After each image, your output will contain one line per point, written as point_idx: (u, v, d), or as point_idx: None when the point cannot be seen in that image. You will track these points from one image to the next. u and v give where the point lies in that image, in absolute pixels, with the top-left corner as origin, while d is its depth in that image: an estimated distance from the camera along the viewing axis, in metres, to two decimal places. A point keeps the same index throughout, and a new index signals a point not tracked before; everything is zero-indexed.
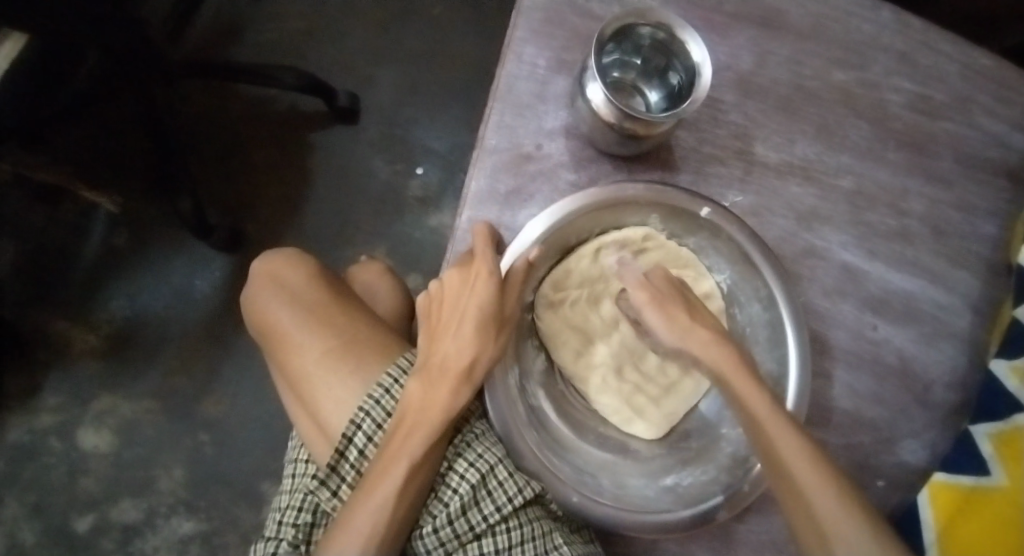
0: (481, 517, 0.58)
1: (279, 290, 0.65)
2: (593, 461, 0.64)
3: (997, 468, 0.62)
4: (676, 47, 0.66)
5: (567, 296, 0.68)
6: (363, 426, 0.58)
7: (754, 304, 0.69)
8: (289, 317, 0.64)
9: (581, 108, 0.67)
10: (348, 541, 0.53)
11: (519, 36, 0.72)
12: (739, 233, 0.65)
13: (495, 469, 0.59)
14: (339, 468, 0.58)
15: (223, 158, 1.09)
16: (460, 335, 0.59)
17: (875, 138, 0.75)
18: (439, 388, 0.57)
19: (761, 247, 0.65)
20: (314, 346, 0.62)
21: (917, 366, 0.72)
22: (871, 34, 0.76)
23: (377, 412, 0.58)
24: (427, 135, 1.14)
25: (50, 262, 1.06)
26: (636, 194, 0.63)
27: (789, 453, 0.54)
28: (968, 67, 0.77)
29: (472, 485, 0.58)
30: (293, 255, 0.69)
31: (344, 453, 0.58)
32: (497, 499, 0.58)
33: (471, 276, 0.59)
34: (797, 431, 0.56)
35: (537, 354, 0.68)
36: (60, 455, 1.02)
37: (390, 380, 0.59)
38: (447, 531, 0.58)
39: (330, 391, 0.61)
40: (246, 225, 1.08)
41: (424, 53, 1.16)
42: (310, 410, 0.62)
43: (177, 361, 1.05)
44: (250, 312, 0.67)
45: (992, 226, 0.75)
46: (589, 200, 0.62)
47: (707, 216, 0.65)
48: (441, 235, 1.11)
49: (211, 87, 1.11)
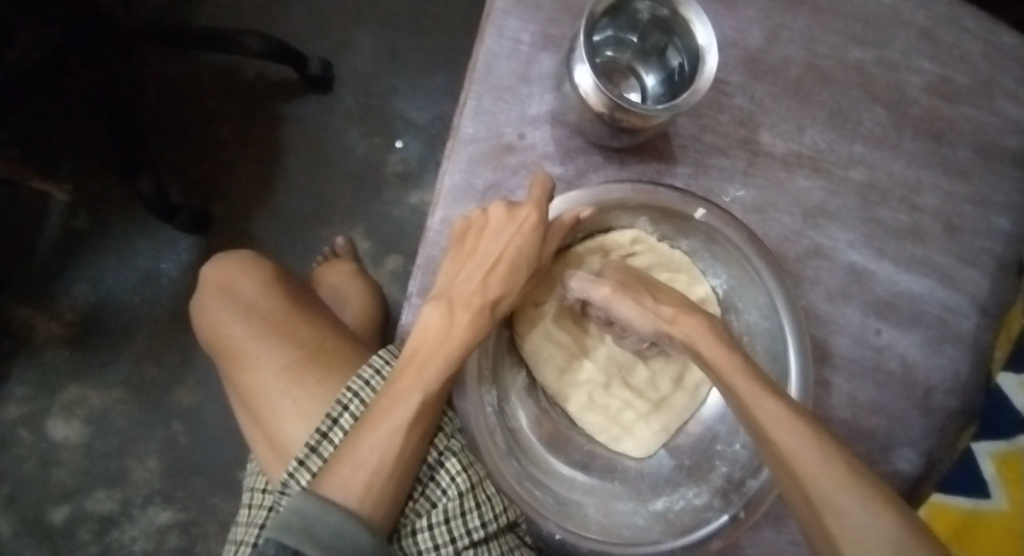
0: (465, 531, 0.52)
1: (231, 299, 0.60)
2: (574, 486, 0.60)
3: (998, 491, 0.57)
4: (678, 25, 0.59)
5: (547, 310, 0.64)
6: (351, 406, 0.52)
7: (754, 312, 0.64)
8: (241, 329, 0.58)
9: (569, 93, 0.61)
10: (353, 479, 0.48)
11: (500, 8, 0.65)
12: (738, 235, 0.60)
13: (482, 482, 0.54)
14: (319, 448, 0.51)
15: (187, 131, 1.02)
16: (485, 270, 0.56)
17: (890, 125, 0.68)
18: (458, 317, 0.54)
19: (763, 252, 0.60)
20: (272, 357, 0.56)
21: (919, 372, 0.68)
22: (892, 7, 0.69)
23: (366, 392, 0.53)
24: (407, 104, 1.06)
25: (7, 247, 0.99)
26: (623, 196, 0.58)
27: (801, 458, 0.46)
28: (992, 47, 0.70)
29: (461, 491, 0.52)
30: (248, 259, 0.63)
31: (327, 433, 0.52)
32: (484, 514, 0.53)
33: (518, 216, 0.56)
34: (810, 433, 0.47)
35: (517, 372, 0.64)
36: (30, 446, 0.99)
37: (382, 360, 0.55)
38: (426, 538, 0.51)
39: (292, 406, 0.54)
40: (214, 204, 1.01)
41: (403, 14, 1.07)
42: (265, 426, 0.55)
43: (148, 348, 1.01)
44: (200, 323, 0.61)
45: (1006, 221, 0.70)
46: (573, 202, 0.58)
47: (703, 218, 0.59)
48: (422, 213, 1.05)
49: (170, 51, 1.02)
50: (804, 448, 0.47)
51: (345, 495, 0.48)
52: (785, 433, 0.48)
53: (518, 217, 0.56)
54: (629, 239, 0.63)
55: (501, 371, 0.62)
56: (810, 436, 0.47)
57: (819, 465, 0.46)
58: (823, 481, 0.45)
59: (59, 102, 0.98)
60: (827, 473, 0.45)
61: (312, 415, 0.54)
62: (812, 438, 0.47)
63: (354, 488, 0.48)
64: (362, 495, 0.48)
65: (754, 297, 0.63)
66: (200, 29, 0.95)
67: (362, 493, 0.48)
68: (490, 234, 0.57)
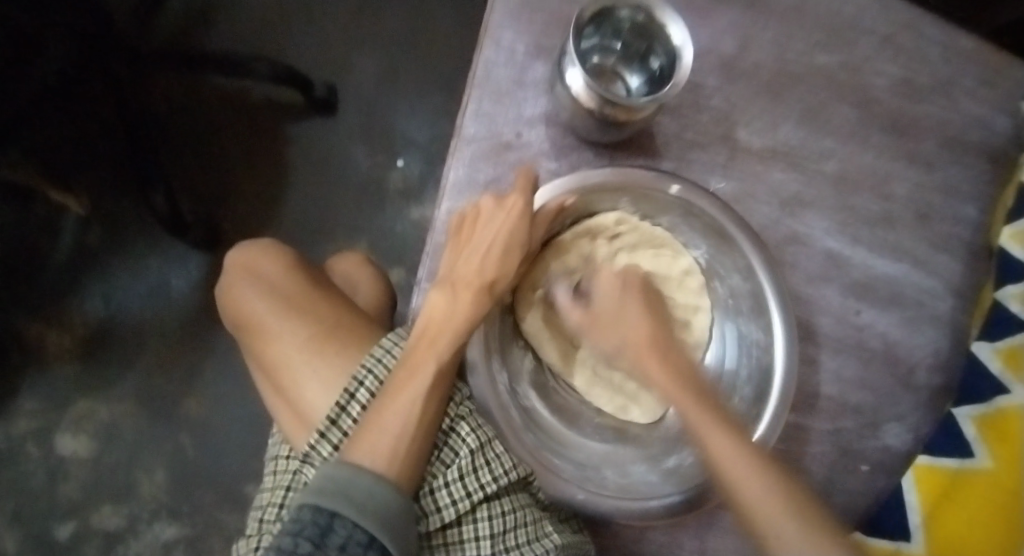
0: (479, 485, 0.55)
1: (256, 280, 0.64)
2: (589, 453, 0.64)
3: (983, 450, 0.62)
4: (656, 29, 0.65)
5: (543, 294, 0.67)
6: (366, 382, 0.56)
7: (734, 276, 0.68)
8: (266, 307, 0.62)
9: (561, 94, 0.66)
10: (377, 445, 0.51)
11: (496, 20, 0.71)
12: (710, 206, 0.64)
13: (491, 441, 0.57)
14: (340, 422, 0.55)
15: (199, 152, 1.08)
16: (488, 251, 0.60)
17: (858, 122, 0.74)
18: (462, 298, 0.59)
19: (736, 221, 0.64)
20: (295, 332, 0.60)
21: (900, 350, 0.72)
22: (852, 17, 0.75)
23: (380, 368, 0.57)
24: (408, 126, 1.12)
25: (21, 263, 1.03)
26: (603, 180, 0.62)
27: (725, 458, 0.52)
28: (950, 50, 0.76)
29: (473, 449, 0.56)
30: (270, 245, 0.67)
31: (345, 408, 0.55)
32: (495, 469, 0.56)
33: (507, 206, 0.60)
34: (731, 435, 0.53)
35: (524, 355, 0.67)
36: (39, 461, 1.00)
37: (391, 341, 0.59)
38: (445, 494, 0.55)
39: (314, 377, 0.59)
40: (223, 221, 1.06)
41: (403, 44, 1.15)
42: (290, 397, 0.60)
43: (157, 362, 1.03)
44: (224, 305, 0.65)
45: (972, 209, 0.75)
46: (561, 189, 0.63)
47: (677, 194, 0.63)
48: (423, 228, 1.11)
49: (183, 79, 1.09)
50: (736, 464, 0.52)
51: (372, 461, 0.51)
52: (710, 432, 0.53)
53: (507, 205, 0.60)
54: (612, 220, 0.68)
55: (512, 364, 0.65)
56: (742, 449, 0.52)
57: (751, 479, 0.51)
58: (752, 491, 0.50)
59: (76, 122, 1.04)
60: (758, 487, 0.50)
61: (332, 386, 0.58)
62: (743, 449, 0.52)
63: (380, 454, 0.51)
64: (389, 460, 0.51)
65: (736, 270, 0.68)
66: (213, 56, 1.02)
67: (388, 458, 0.51)
68: (483, 225, 0.60)
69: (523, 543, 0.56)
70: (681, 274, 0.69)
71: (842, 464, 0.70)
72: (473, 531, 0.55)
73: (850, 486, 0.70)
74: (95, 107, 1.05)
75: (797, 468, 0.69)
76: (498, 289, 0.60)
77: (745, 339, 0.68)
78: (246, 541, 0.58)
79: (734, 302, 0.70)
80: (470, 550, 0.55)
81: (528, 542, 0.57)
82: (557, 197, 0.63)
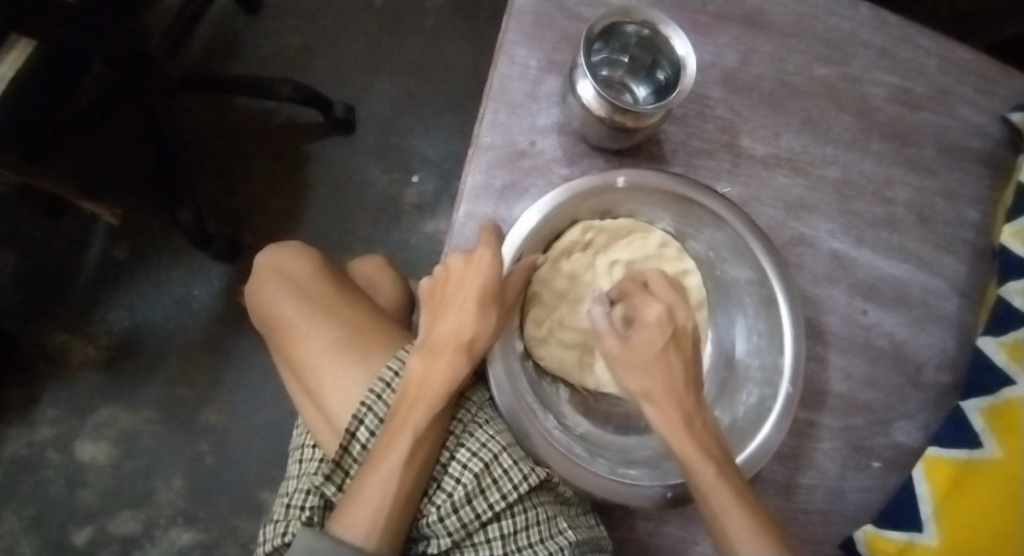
0: (487, 505, 0.58)
1: (286, 283, 0.67)
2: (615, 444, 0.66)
3: (992, 441, 0.64)
4: (661, 43, 0.67)
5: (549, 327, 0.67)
6: (366, 421, 0.58)
7: (706, 231, 0.70)
8: (295, 309, 0.65)
9: (573, 105, 0.68)
10: (358, 514, 0.53)
11: (511, 38, 0.74)
12: (660, 178, 0.65)
13: (500, 455, 0.58)
14: (344, 462, 0.58)
15: (222, 169, 1.12)
16: (463, 312, 0.59)
17: (859, 130, 0.77)
18: (441, 360, 0.58)
19: (687, 184, 0.66)
20: (320, 336, 0.63)
21: (908, 348, 0.74)
22: (849, 31, 0.79)
23: (379, 406, 0.59)
24: (422, 143, 1.17)
25: (49, 275, 1.07)
26: (557, 205, 0.63)
27: (727, 514, 0.55)
28: (947, 61, 0.80)
29: (476, 473, 0.58)
30: (299, 248, 0.70)
31: (348, 447, 0.58)
32: (502, 487, 0.58)
33: (473, 260, 0.59)
34: (736, 497, 0.55)
35: (556, 389, 0.68)
36: (58, 467, 1.02)
37: (390, 373, 0.60)
38: (452, 521, 0.58)
39: (335, 381, 0.61)
40: (244, 235, 1.10)
41: (417, 67, 1.20)
42: (316, 399, 0.62)
43: (177, 370, 1.06)
44: (255, 305, 0.68)
45: (976, 212, 0.78)
46: (533, 230, 0.63)
47: (625, 184, 0.64)
48: (437, 241, 1.14)
49: (208, 99, 1.14)
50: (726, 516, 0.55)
51: (353, 531, 0.53)
52: (714, 491, 0.56)
53: (475, 259, 0.59)
54: (580, 231, 0.68)
55: (544, 395, 0.66)
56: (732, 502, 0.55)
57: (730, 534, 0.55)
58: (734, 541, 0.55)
59: (109, 142, 1.10)
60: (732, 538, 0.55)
61: (356, 388, 0.61)
62: (733, 503, 0.55)
63: (361, 524, 0.53)
64: (368, 530, 0.53)
65: (740, 256, 0.69)
66: (236, 77, 1.06)
67: (368, 528, 0.53)
68: (454, 285, 0.60)
69: (535, 542, 0.59)
70: (659, 248, 0.70)
71: (854, 460, 0.71)
72: (486, 536, 0.58)
73: (863, 483, 0.71)
74: (127, 127, 1.10)
75: (809, 464, 0.70)
76: (478, 346, 0.59)
77: (737, 285, 0.71)
78: (272, 526, 0.59)
79: (714, 254, 0.72)
80: (485, 551, 0.58)
81: (542, 540, 0.59)
82: (526, 240, 0.62)
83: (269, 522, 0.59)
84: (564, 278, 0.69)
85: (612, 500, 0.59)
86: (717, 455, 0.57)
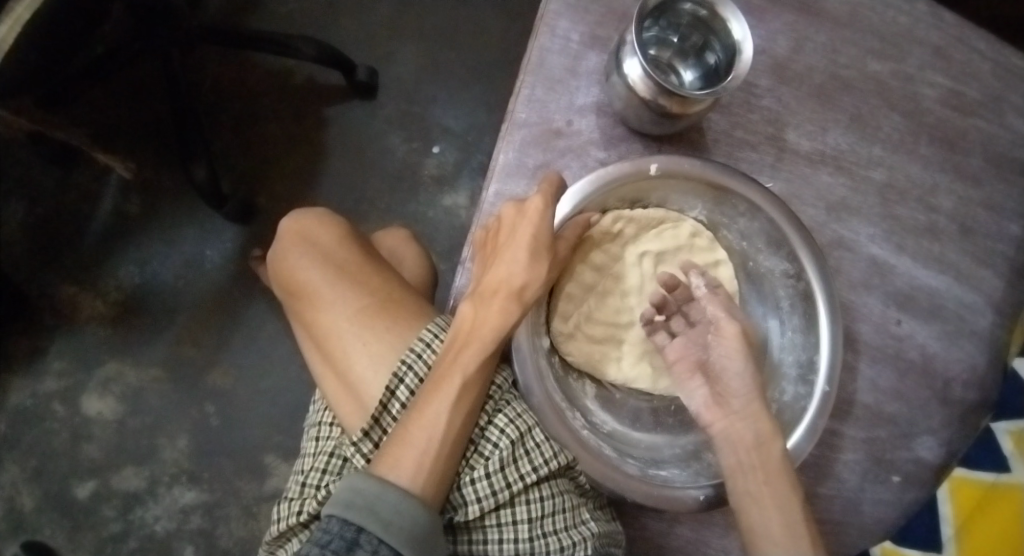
0: (519, 476, 0.55)
1: (312, 249, 0.64)
2: (641, 441, 0.64)
3: (1018, 463, 0.60)
4: (717, 25, 0.64)
5: (576, 323, 0.66)
6: (406, 380, 0.56)
7: (740, 220, 0.68)
8: (319, 275, 0.63)
9: (616, 84, 0.64)
10: (405, 459, 0.51)
11: (553, 9, 0.70)
12: (691, 165, 0.62)
13: (531, 430, 0.57)
14: (381, 420, 0.56)
15: (240, 127, 1.10)
16: (515, 260, 0.56)
17: (908, 131, 0.74)
18: (491, 306, 0.56)
19: (724, 172, 0.63)
20: (347, 303, 0.61)
21: (939, 363, 0.72)
22: (905, 26, 0.75)
23: (420, 365, 0.57)
24: (446, 114, 1.13)
25: (62, 226, 1.06)
26: (589, 195, 0.60)
27: (762, 516, 0.55)
28: (1001, 66, 0.76)
29: (512, 440, 0.56)
30: (325, 215, 0.68)
31: (386, 405, 0.56)
32: (533, 460, 0.56)
33: (526, 209, 0.57)
34: (786, 502, 0.55)
35: (583, 385, 0.66)
36: (63, 421, 1.02)
37: (431, 334, 0.58)
38: (483, 486, 0.54)
39: (364, 350, 0.59)
40: (259, 197, 1.08)
41: (446, 34, 1.16)
42: (339, 370, 0.60)
43: (187, 330, 1.05)
44: (277, 270, 0.66)
45: (1018, 226, 0.75)
46: (580, 200, 0.60)
47: (658, 172, 0.61)
48: (454, 215, 1.11)
49: (228, 54, 1.11)
50: (786, 512, 0.55)
51: (398, 475, 0.50)
52: (765, 490, 0.56)
53: (527, 209, 0.57)
54: (609, 221, 0.66)
55: (571, 391, 0.64)
56: (792, 500, 0.55)
57: (781, 529, 0.54)
58: (773, 533, 0.54)
59: (127, 93, 1.07)
60: (785, 531, 0.54)
61: (381, 363, 0.59)
62: (794, 502, 0.56)
63: (406, 469, 0.51)
64: (414, 475, 0.50)
65: (777, 249, 0.67)
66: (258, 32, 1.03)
67: (414, 472, 0.51)
68: (507, 235, 0.58)
69: (559, 529, 0.56)
70: (688, 236, 0.68)
71: (873, 472, 0.70)
72: (511, 516, 0.55)
73: (881, 496, 0.69)
74: (147, 80, 1.08)
75: (829, 475, 0.69)
76: (529, 294, 0.56)
77: (771, 277, 0.68)
78: (287, 504, 0.58)
79: (748, 245, 0.70)
80: (508, 533, 0.55)
81: (565, 528, 0.57)
82: (570, 215, 0.60)
83: (284, 499, 0.58)
84: (596, 271, 0.67)
85: (649, 504, 0.59)
86: (784, 454, 0.57)
